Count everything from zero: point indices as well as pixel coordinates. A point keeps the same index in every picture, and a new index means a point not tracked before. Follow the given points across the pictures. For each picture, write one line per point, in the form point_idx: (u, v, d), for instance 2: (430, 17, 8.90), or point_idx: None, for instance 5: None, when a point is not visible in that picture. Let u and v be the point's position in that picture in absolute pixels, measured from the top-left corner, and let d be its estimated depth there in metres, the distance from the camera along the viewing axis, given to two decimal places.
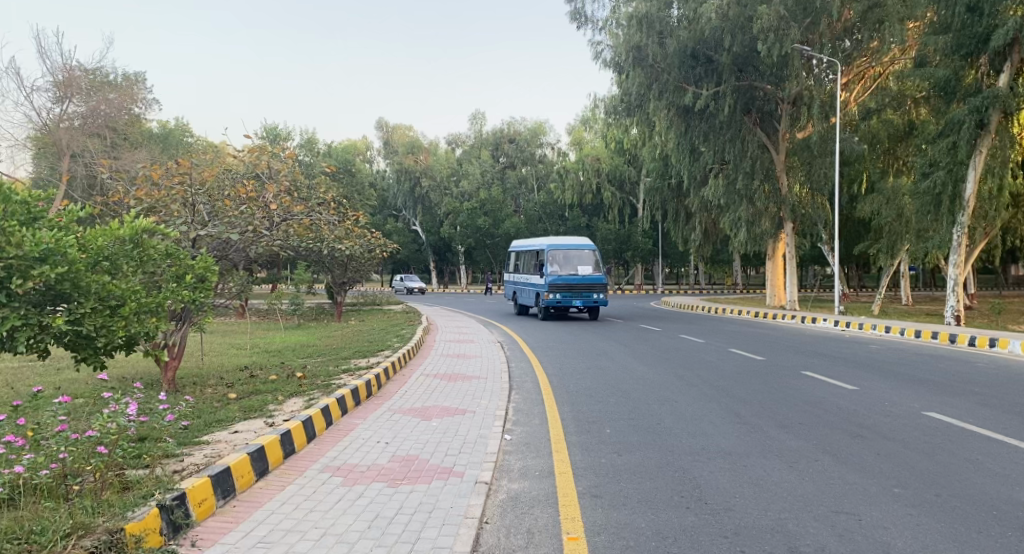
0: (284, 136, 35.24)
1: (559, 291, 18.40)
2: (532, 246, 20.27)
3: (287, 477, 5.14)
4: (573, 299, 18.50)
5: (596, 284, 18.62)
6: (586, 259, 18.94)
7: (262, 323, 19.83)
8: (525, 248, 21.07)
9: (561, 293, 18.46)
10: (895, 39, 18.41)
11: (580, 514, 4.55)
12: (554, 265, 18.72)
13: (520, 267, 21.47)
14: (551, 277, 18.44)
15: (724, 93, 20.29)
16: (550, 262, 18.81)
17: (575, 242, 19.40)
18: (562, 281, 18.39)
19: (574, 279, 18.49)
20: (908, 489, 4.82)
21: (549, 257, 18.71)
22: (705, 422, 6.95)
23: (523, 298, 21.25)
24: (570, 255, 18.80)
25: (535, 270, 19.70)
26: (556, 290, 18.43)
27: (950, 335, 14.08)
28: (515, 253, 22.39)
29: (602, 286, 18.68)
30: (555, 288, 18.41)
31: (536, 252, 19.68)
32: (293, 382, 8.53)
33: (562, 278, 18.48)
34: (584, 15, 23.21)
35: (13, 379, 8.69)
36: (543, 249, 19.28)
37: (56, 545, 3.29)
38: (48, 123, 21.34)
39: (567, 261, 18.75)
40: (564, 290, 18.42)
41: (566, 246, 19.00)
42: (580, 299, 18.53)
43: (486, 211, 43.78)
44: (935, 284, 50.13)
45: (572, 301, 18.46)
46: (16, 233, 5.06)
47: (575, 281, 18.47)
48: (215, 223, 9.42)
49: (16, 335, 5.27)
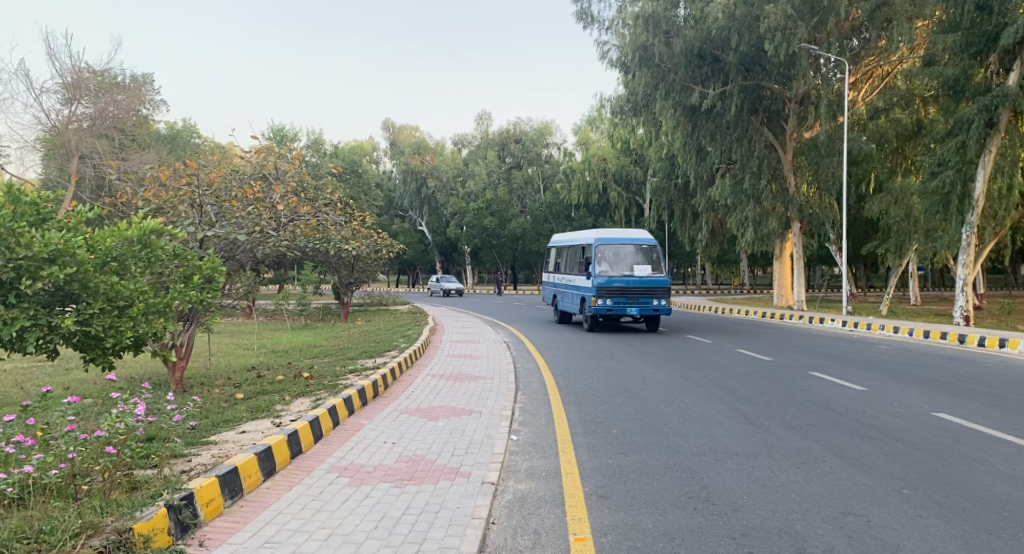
0: (291, 137, 35.36)
1: (611, 297, 15.19)
2: (576, 240, 17.05)
3: (294, 477, 5.16)
4: (627, 305, 15.23)
5: (655, 288, 15.33)
6: (643, 257, 15.58)
7: (270, 323, 19.91)
8: (570, 243, 17.84)
9: (613, 298, 15.24)
10: (904, 38, 18.29)
11: (587, 514, 4.54)
12: (603, 264, 15.51)
13: (562, 265, 18.33)
14: (600, 279, 15.17)
15: (731, 93, 20.23)
16: (598, 260, 15.55)
17: (631, 236, 15.97)
18: (615, 284, 15.15)
19: (629, 281, 15.20)
20: (917, 490, 4.79)
21: (597, 254, 15.48)
22: (712, 422, 6.93)
23: (563, 302, 18.18)
24: (622, 251, 15.58)
25: (579, 270, 16.53)
26: (606, 295, 15.20)
27: (960, 335, 14.00)
28: (554, 250, 19.33)
29: (663, 290, 15.42)
30: (604, 292, 15.20)
31: (581, 248, 16.54)
32: (300, 382, 8.55)
33: (614, 281, 15.18)
34: (590, 15, 23.18)
35: (23, 379, 8.75)
36: (590, 245, 15.99)
37: (64, 545, 3.31)
38: (57, 125, 21.47)
39: (619, 259, 15.51)
40: (616, 295, 15.22)
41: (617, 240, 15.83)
42: (636, 307, 15.25)
43: (493, 211, 43.82)
44: (943, 284, 49.86)
45: (626, 308, 15.20)
46: (25, 234, 5.10)
47: (630, 283, 15.16)
48: (222, 223, 9.47)
49: (25, 335, 5.30)
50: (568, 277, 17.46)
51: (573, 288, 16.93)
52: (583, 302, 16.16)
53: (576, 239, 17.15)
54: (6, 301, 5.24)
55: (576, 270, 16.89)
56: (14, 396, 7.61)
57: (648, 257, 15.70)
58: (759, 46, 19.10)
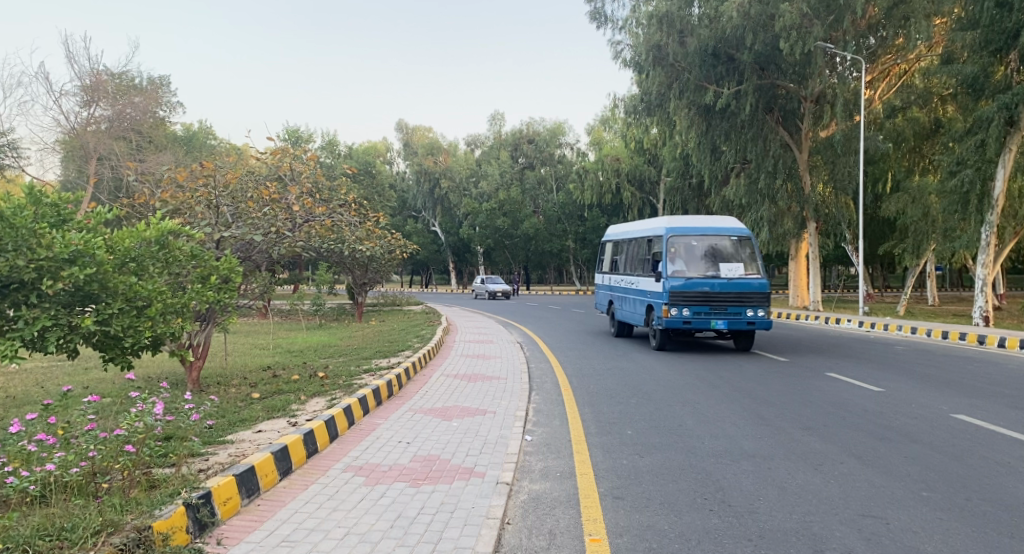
0: (305, 138, 35.55)
1: (689, 306, 11.45)
2: (640, 233, 13.41)
3: (309, 477, 5.18)
4: (711, 316, 11.44)
5: (750, 293, 11.50)
6: (729, 252, 11.86)
7: (285, 323, 20.04)
8: (631, 235, 14.27)
9: (691, 307, 11.47)
10: (922, 36, 18.05)
11: (602, 515, 4.54)
12: (675, 261, 11.83)
13: (621, 263, 14.71)
14: (675, 281, 11.46)
15: (745, 92, 20.11)
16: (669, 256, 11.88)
17: (713, 224, 12.23)
18: (694, 288, 11.43)
19: (714, 284, 11.44)
20: (937, 493, 4.74)
21: (668, 248, 11.82)
22: (728, 423, 6.89)
23: (619, 309, 14.73)
24: (699, 245, 11.92)
25: (643, 269, 12.92)
26: (683, 304, 11.44)
27: (978, 336, 13.86)
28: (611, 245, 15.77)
29: (761, 297, 11.58)
30: (679, 298, 11.44)
31: (646, 241, 12.92)
32: (316, 382, 8.60)
33: (694, 283, 11.46)
34: (603, 15, 23.12)
35: (43, 379, 8.86)
36: (658, 236, 12.36)
37: (86, 542, 3.34)
38: (76, 127, 21.73)
39: (696, 255, 11.86)
40: (698, 303, 11.45)
41: (693, 230, 12.16)
42: (724, 319, 11.42)
43: (506, 212, 43.85)
44: (961, 285, 49.32)
45: (710, 321, 11.43)
46: (46, 234, 5.16)
47: (716, 287, 11.41)
48: (238, 223, 9.55)
49: (46, 335, 5.35)
50: (629, 279, 13.80)
51: (636, 292, 13.23)
52: (649, 311, 12.50)
53: (640, 230, 13.48)
54: (27, 302, 5.30)
55: (640, 270, 13.18)
56: (35, 395, 7.71)
57: (738, 252, 11.96)
58: (774, 45, 18.97)
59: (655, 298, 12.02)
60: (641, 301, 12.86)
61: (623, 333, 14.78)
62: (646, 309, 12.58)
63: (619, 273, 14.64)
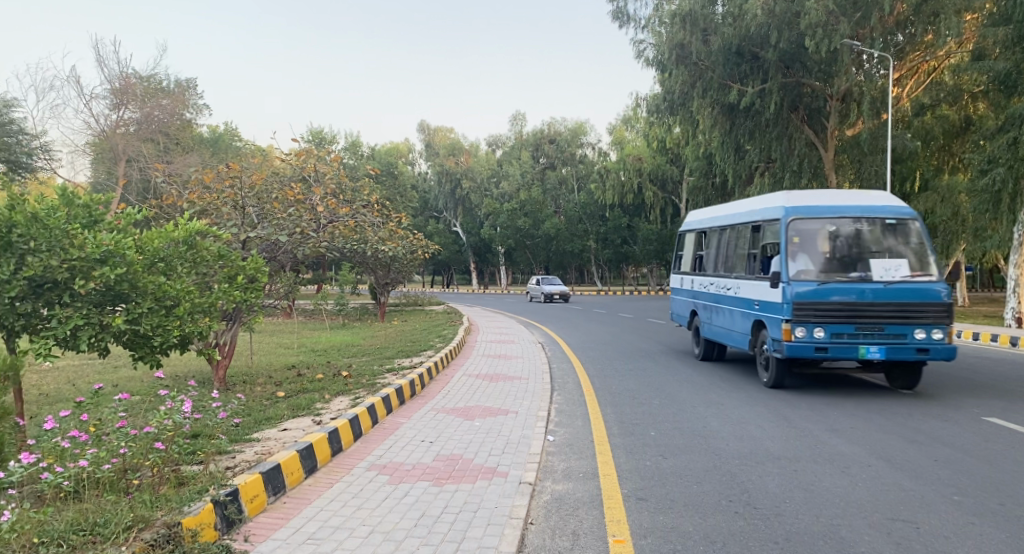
0: (328, 139, 35.83)
1: (824, 324, 7.66)
2: (741, 218, 9.70)
3: (335, 475, 5.23)
4: (859, 341, 7.60)
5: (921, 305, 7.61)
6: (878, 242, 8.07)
7: (309, 322, 20.22)
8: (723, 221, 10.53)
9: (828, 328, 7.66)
10: (952, 32, 17.62)
11: (626, 516, 4.52)
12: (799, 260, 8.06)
13: (708, 262, 11.04)
14: (801, 287, 7.73)
15: (770, 90, 19.91)
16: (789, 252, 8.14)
17: (855, 202, 8.38)
18: (834, 296, 7.63)
19: (864, 291, 7.61)
20: (969, 497, 4.66)
21: (789, 241, 8.14)
22: (753, 425, 6.83)
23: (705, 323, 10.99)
24: (833, 234, 8.12)
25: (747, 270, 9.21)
26: (814, 321, 7.68)
27: (1010, 338, 13.60)
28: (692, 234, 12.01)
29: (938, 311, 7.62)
30: (807, 311, 7.66)
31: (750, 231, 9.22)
32: (339, 381, 8.66)
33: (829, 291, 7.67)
34: (626, 14, 23.03)
35: (75, 377, 9.04)
36: (772, 222, 8.62)
37: (118, 537, 3.41)
38: (106, 129, 22.12)
39: (829, 249, 8.07)
40: (840, 321, 7.63)
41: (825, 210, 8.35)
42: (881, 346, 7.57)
43: (527, 212, 43.85)
44: (991, 286, 48.42)
45: (857, 348, 7.59)
46: (78, 235, 5.29)
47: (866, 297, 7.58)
48: (264, 224, 9.70)
49: (78, 333, 5.45)
50: (723, 282, 10.10)
51: (736, 302, 9.51)
52: (757, 330, 8.84)
53: (737, 215, 9.84)
54: (60, 301, 5.41)
55: (740, 270, 9.54)
56: (66, 393, 7.86)
57: (898, 244, 8.10)
58: (799, 42, 18.75)
59: (768, 311, 8.29)
60: (744, 313, 9.15)
61: (712, 355, 11.11)
62: (752, 326, 8.90)
63: (706, 275, 10.98)
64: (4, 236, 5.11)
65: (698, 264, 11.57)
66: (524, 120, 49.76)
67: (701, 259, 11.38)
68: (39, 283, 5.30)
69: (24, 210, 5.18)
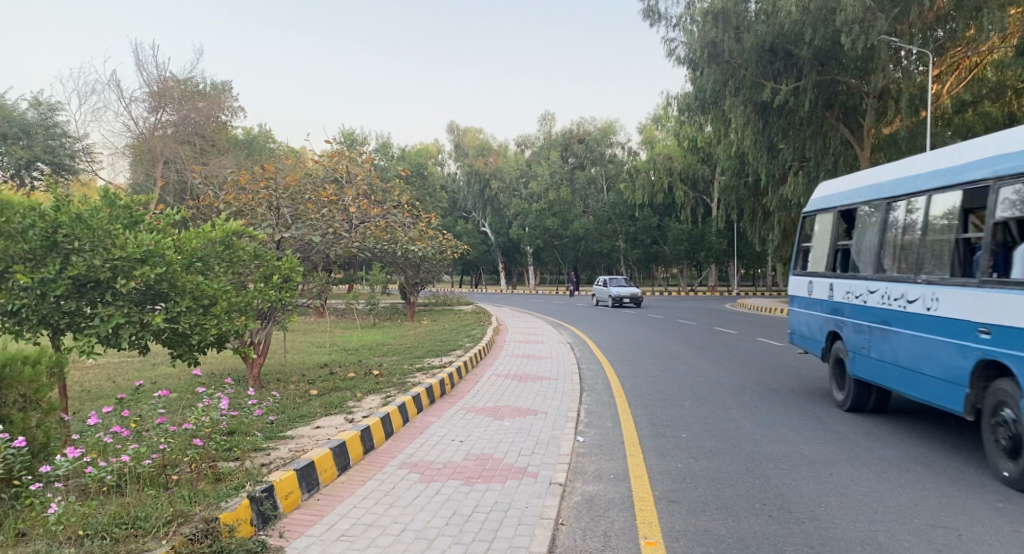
0: (359, 140, 36.17)
1: None
2: (926, 180, 5.98)
3: (367, 472, 5.28)
4: None
5: None
6: None
7: (340, 321, 20.45)
8: (886, 188, 6.72)
9: None
10: (994, 27, 17.19)
11: (658, 518, 4.49)
12: None
13: (850, 260, 7.35)
14: None
15: (804, 88, 19.60)
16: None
17: None
18: None
19: None
20: (1014, 504, 4.54)
21: None
22: (787, 428, 6.74)
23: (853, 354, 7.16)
24: None
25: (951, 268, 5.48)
26: None
27: None
28: (824, 213, 8.22)
29: None
30: None
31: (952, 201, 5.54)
32: (371, 379, 8.74)
33: None
34: (657, 13, 22.87)
35: (115, 374, 9.25)
36: (1000, 180, 4.97)
37: (159, 531, 3.48)
38: (144, 131, 22.60)
39: None
40: None
41: None
42: None
43: (556, 212, 43.78)
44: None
45: None
46: (120, 236, 5.43)
47: None
48: (298, 224, 9.84)
49: (120, 331, 5.58)
50: (886, 289, 6.43)
51: (924, 321, 5.75)
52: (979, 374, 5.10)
53: (900, 183, 6.45)
54: (103, 300, 5.55)
55: (929, 266, 5.80)
56: (106, 390, 8.04)
57: None
58: (835, 39, 18.41)
59: (1012, 343, 4.68)
60: (950, 343, 5.38)
61: (864, 404, 7.23)
62: (969, 368, 5.16)
63: (848, 279, 7.25)
64: (51, 236, 5.27)
65: (831, 263, 7.89)
66: (553, 120, 49.72)
67: (837, 258, 7.70)
68: (83, 282, 5.44)
69: (69, 210, 5.33)
